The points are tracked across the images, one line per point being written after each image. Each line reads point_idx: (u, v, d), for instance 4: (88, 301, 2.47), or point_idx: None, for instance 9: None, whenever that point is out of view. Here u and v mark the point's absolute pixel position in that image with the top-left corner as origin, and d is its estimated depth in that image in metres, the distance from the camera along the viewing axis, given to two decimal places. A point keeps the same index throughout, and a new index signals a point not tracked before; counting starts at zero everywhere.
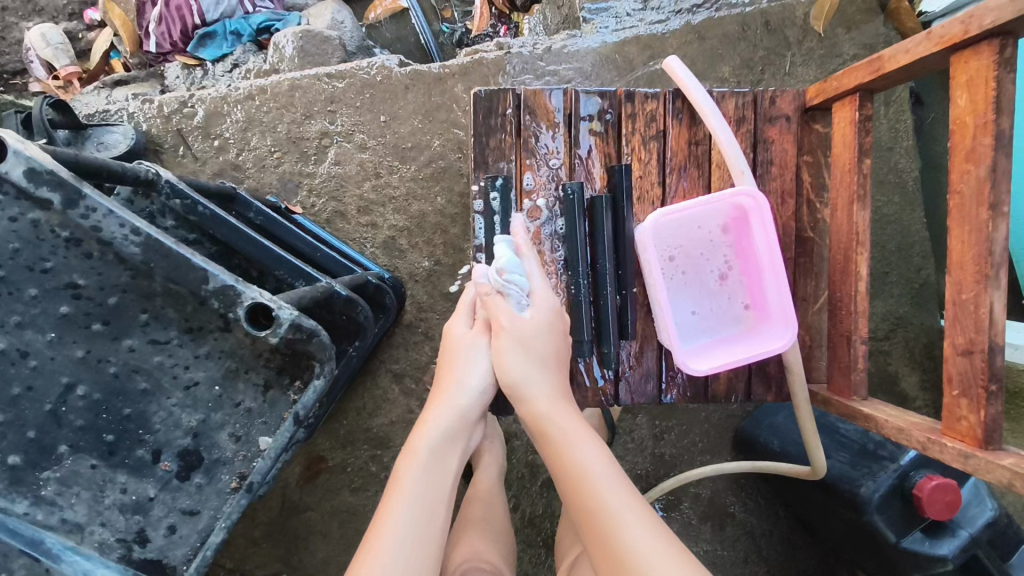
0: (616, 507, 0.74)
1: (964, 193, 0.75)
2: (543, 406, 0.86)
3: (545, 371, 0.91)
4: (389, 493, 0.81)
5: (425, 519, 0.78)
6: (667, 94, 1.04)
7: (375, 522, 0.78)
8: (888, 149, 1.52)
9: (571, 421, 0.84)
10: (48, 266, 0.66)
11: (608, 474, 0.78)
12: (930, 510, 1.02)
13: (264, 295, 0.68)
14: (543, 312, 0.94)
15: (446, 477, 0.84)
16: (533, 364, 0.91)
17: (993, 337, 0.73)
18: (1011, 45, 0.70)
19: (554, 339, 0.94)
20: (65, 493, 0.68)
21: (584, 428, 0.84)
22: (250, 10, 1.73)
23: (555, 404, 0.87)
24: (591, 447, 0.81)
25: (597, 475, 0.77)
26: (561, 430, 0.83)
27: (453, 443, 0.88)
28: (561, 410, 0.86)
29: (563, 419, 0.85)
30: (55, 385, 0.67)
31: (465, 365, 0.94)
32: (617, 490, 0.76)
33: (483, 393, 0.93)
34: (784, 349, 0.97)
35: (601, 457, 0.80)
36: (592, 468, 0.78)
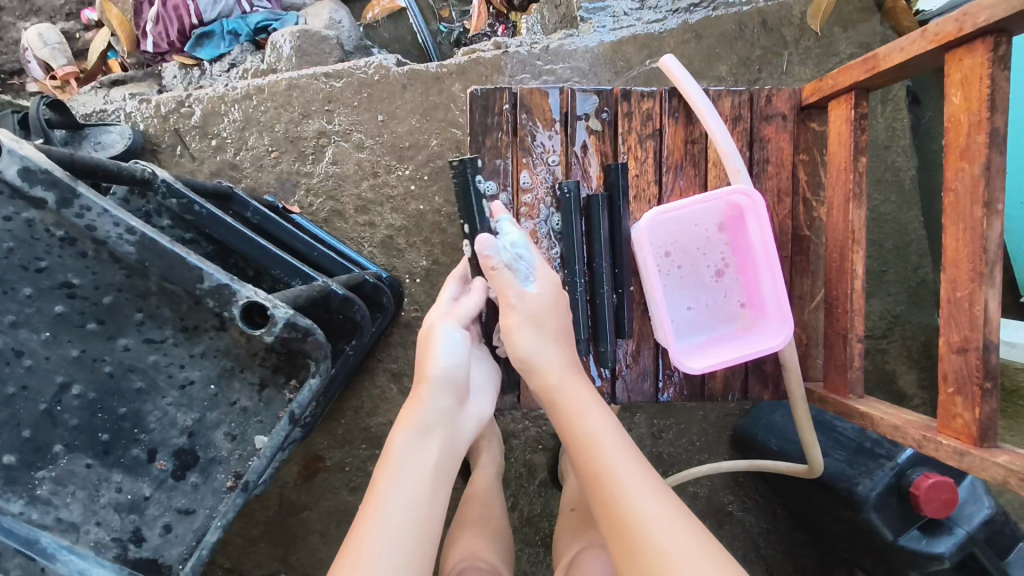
0: (625, 473, 0.78)
1: (958, 190, 0.75)
2: (554, 376, 0.89)
3: (554, 345, 0.92)
4: (377, 482, 0.82)
5: (409, 509, 0.79)
6: (664, 92, 1.04)
7: (367, 506, 0.80)
8: (886, 148, 1.52)
9: (580, 392, 0.88)
10: (43, 265, 0.66)
11: (617, 443, 0.82)
12: (927, 508, 1.02)
13: (259, 294, 0.68)
14: (550, 287, 0.95)
15: (422, 471, 0.83)
16: (543, 339, 0.92)
17: (988, 334, 0.74)
18: (1005, 42, 0.70)
19: (562, 312, 0.95)
20: (60, 493, 0.68)
21: (593, 398, 0.88)
22: (247, 10, 1.73)
23: (564, 374, 0.90)
24: (600, 417, 0.85)
25: (606, 444, 0.81)
26: (571, 400, 0.87)
27: (429, 437, 0.87)
28: (570, 380, 0.90)
29: (572, 389, 0.88)
30: (50, 384, 0.68)
31: (430, 359, 0.90)
32: (625, 459, 0.80)
33: (454, 383, 0.90)
34: (780, 346, 0.98)
35: (609, 427, 0.84)
36: (601, 437, 0.82)
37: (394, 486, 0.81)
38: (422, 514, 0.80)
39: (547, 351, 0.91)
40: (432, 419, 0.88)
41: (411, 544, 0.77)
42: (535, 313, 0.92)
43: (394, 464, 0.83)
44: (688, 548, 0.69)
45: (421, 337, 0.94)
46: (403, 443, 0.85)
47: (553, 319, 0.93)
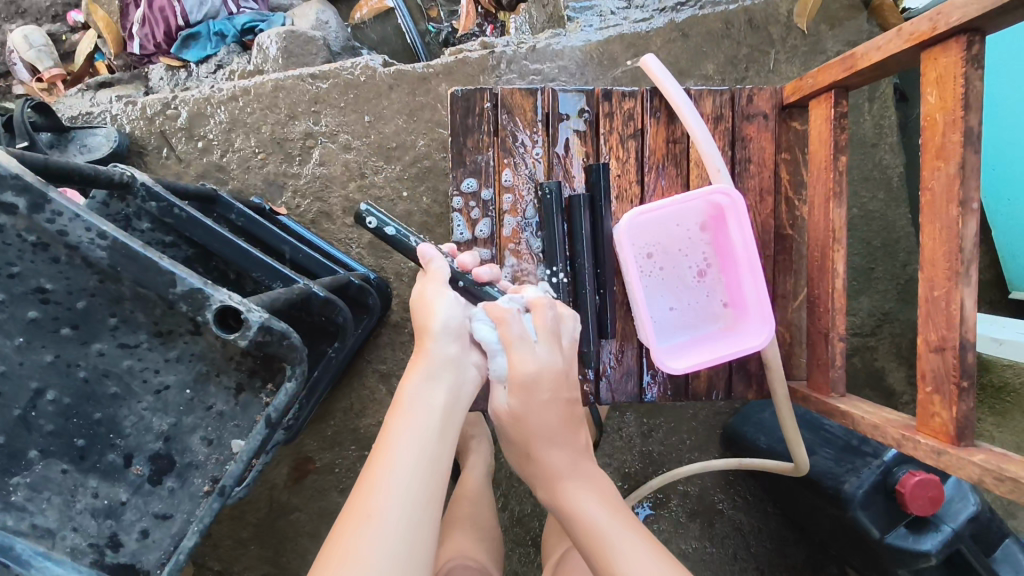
0: (631, 561, 0.73)
1: (935, 189, 0.75)
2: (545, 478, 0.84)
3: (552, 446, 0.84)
4: (387, 424, 0.75)
5: (423, 450, 0.72)
6: (644, 92, 1.04)
7: (377, 449, 0.72)
8: (873, 146, 1.52)
9: (581, 480, 0.83)
10: (15, 270, 0.65)
11: (620, 534, 0.76)
12: (913, 506, 1.02)
13: (233, 298, 0.67)
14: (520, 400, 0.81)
15: (436, 412, 0.76)
16: (529, 444, 0.84)
17: (964, 334, 0.74)
18: (979, 41, 0.70)
19: (545, 408, 0.82)
20: (36, 498, 0.68)
21: (594, 495, 0.82)
22: (234, 10, 1.72)
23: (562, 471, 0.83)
24: (604, 505, 0.80)
25: (609, 530, 0.77)
26: (571, 489, 0.82)
27: (441, 385, 0.79)
28: (568, 473, 0.84)
29: (575, 479, 0.83)
30: (24, 390, 0.67)
31: (430, 314, 0.83)
32: (633, 545, 0.75)
33: (458, 329, 0.83)
34: (761, 346, 0.97)
35: (612, 514, 0.79)
36: (605, 521, 0.78)
37: (406, 427, 0.74)
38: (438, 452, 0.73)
39: (537, 456, 0.84)
40: (442, 365, 0.81)
41: (427, 496, 0.69)
42: (511, 419, 0.83)
43: (404, 414, 0.76)
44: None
45: (414, 301, 0.88)
46: (413, 387, 0.78)
47: (534, 422, 0.83)
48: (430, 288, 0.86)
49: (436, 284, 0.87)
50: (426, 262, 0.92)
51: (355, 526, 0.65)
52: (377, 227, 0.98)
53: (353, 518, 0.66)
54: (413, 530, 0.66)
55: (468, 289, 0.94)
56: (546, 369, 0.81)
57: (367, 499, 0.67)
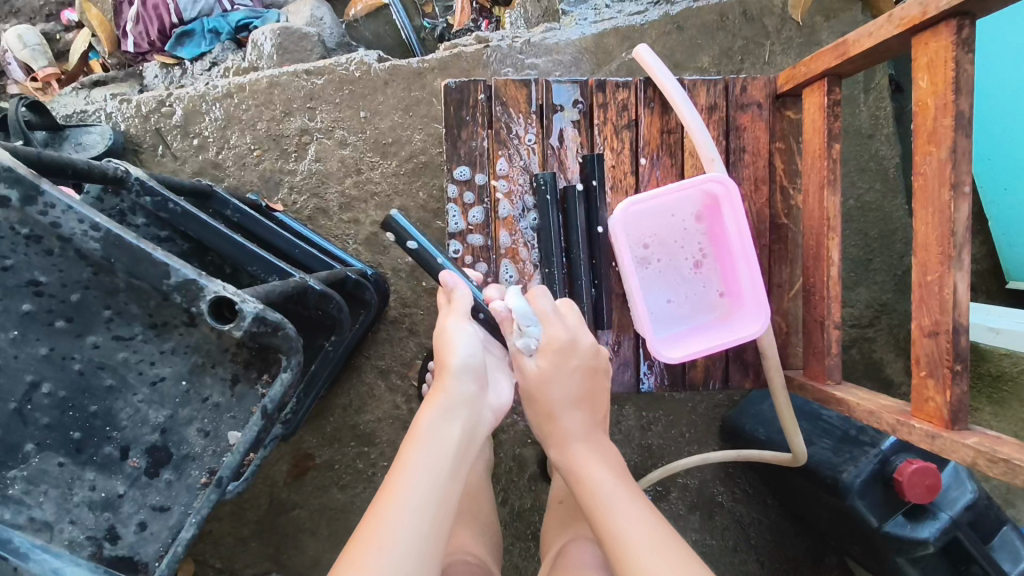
0: (634, 532, 0.74)
1: (927, 174, 0.75)
2: (562, 448, 0.89)
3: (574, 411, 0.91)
4: (401, 456, 0.76)
5: (435, 486, 0.73)
6: (638, 83, 1.04)
7: (393, 470, 0.75)
8: (869, 137, 1.52)
9: (589, 454, 0.87)
10: (8, 263, 0.66)
11: (623, 502, 0.79)
12: (911, 494, 1.02)
13: (227, 288, 0.68)
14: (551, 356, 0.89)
15: (450, 451, 0.77)
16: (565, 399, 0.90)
17: (958, 318, 0.74)
18: (970, 25, 0.70)
19: (583, 376, 0.91)
20: (33, 492, 0.69)
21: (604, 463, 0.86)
22: (228, 8, 1.70)
23: (581, 445, 0.88)
24: (610, 481, 0.83)
25: (615, 506, 0.78)
26: (582, 463, 0.86)
27: (457, 422, 0.80)
28: (585, 449, 0.88)
29: (584, 454, 0.88)
30: (20, 383, 0.68)
31: (449, 348, 0.84)
32: (637, 520, 0.76)
33: (478, 368, 0.84)
34: (758, 334, 0.98)
35: (616, 485, 0.82)
36: (613, 499, 0.80)
37: (421, 463, 0.74)
38: (444, 489, 0.74)
39: (559, 422, 0.90)
40: (459, 402, 0.82)
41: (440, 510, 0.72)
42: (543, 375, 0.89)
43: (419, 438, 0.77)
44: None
45: (438, 330, 0.88)
46: (430, 421, 0.79)
47: (562, 387, 0.90)
48: (454, 319, 0.87)
49: (459, 317, 0.88)
50: (450, 290, 0.92)
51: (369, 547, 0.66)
52: (399, 240, 0.99)
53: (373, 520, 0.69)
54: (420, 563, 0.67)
55: (490, 321, 0.97)
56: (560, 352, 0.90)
57: (377, 527, 0.68)
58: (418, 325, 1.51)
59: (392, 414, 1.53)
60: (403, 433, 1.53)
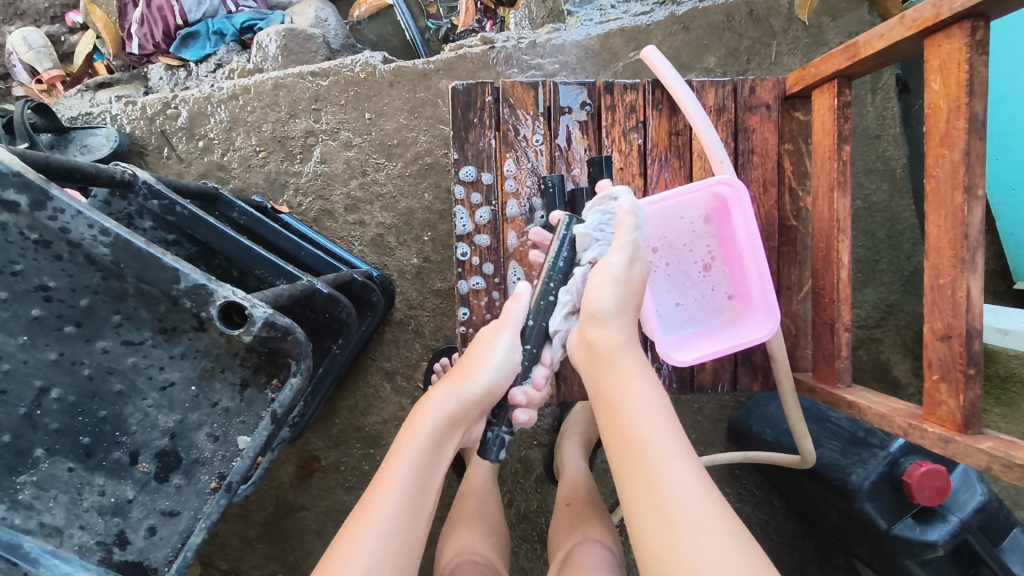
0: (662, 453, 0.66)
1: (939, 176, 0.75)
2: (602, 340, 0.78)
3: (626, 315, 0.80)
4: (397, 444, 0.78)
5: (421, 477, 0.75)
6: (646, 84, 1.04)
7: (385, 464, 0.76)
8: (876, 137, 1.51)
9: (634, 361, 0.76)
10: (18, 268, 0.65)
11: (662, 423, 0.69)
12: (920, 497, 1.01)
13: (237, 294, 0.67)
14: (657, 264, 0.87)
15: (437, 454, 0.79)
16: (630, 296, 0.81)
17: (971, 322, 0.73)
18: (983, 27, 0.70)
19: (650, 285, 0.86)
20: (42, 497, 0.68)
21: (646, 370, 0.75)
22: (233, 9, 1.71)
23: (628, 351, 0.77)
24: (648, 385, 0.73)
25: (647, 415, 0.70)
26: (618, 361, 0.76)
27: (454, 424, 0.81)
28: (626, 356, 0.77)
29: (627, 358, 0.77)
30: (29, 388, 0.67)
31: (484, 361, 0.82)
32: (672, 442, 0.67)
33: (491, 395, 0.83)
34: (766, 338, 0.97)
35: (657, 402, 0.72)
36: (650, 413, 0.70)
37: (411, 453, 0.76)
38: (430, 490, 0.76)
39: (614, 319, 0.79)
40: (461, 413, 0.81)
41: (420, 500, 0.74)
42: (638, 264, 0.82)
43: (411, 429, 0.79)
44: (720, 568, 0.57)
45: (481, 335, 0.87)
46: (430, 425, 0.79)
47: (633, 294, 0.81)
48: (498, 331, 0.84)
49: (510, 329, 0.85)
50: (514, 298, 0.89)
51: (357, 537, 0.68)
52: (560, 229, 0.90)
53: (361, 513, 0.71)
54: (405, 546, 0.70)
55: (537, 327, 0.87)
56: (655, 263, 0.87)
57: (361, 523, 0.70)
58: (424, 327, 1.51)
59: (398, 415, 1.52)
60: None
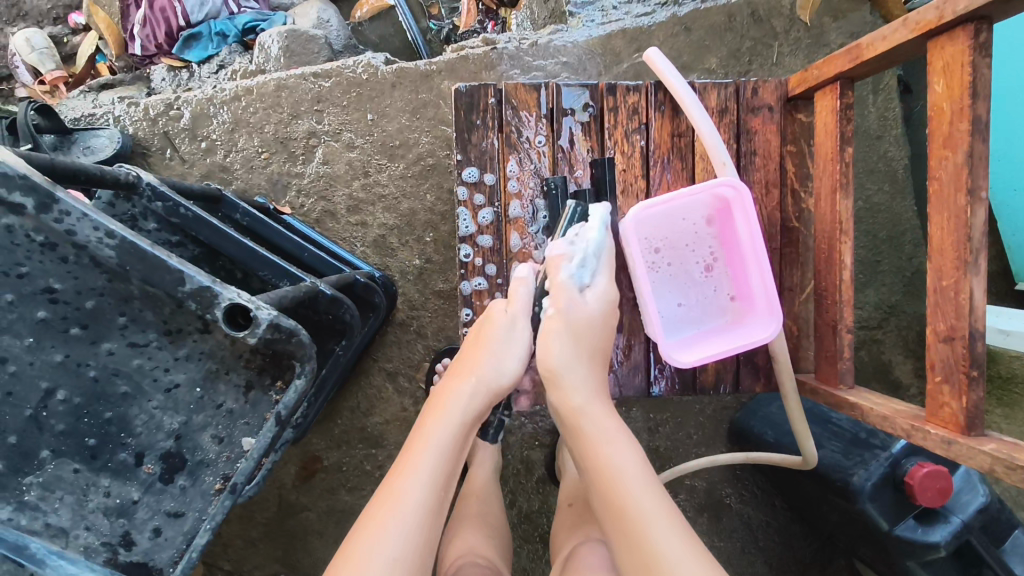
0: (648, 513, 0.70)
1: (942, 178, 0.75)
2: (571, 400, 0.82)
3: (586, 367, 0.86)
4: (415, 441, 0.79)
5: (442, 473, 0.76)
6: (649, 86, 1.04)
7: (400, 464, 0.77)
8: (877, 138, 1.51)
9: (604, 419, 0.80)
10: (24, 271, 0.66)
11: (640, 481, 0.73)
12: (922, 498, 1.02)
13: (242, 295, 0.68)
14: (602, 303, 0.91)
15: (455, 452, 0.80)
16: (584, 349, 0.87)
17: (973, 324, 0.74)
18: (986, 29, 0.70)
19: (607, 330, 0.91)
20: (48, 498, 0.68)
21: (619, 428, 0.80)
22: (235, 11, 1.71)
23: (594, 409, 0.81)
24: (624, 448, 0.77)
25: (627, 478, 0.73)
26: (592, 428, 0.79)
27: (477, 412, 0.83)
28: (598, 416, 0.81)
29: (597, 416, 0.81)
30: (35, 390, 0.68)
31: (503, 351, 0.86)
32: (654, 502, 0.71)
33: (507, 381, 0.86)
34: (768, 340, 0.97)
35: (632, 461, 0.76)
36: (626, 471, 0.74)
37: (431, 448, 0.77)
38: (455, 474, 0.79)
39: (577, 375, 0.84)
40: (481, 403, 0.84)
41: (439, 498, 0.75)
42: (581, 305, 0.89)
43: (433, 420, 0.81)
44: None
45: (491, 320, 0.89)
46: (450, 419, 0.80)
47: (583, 341, 0.87)
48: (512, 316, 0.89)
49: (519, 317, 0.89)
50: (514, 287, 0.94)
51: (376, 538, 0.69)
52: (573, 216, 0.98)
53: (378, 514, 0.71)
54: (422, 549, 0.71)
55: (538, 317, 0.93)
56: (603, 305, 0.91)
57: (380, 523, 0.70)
58: (425, 327, 1.52)
59: (400, 416, 1.53)
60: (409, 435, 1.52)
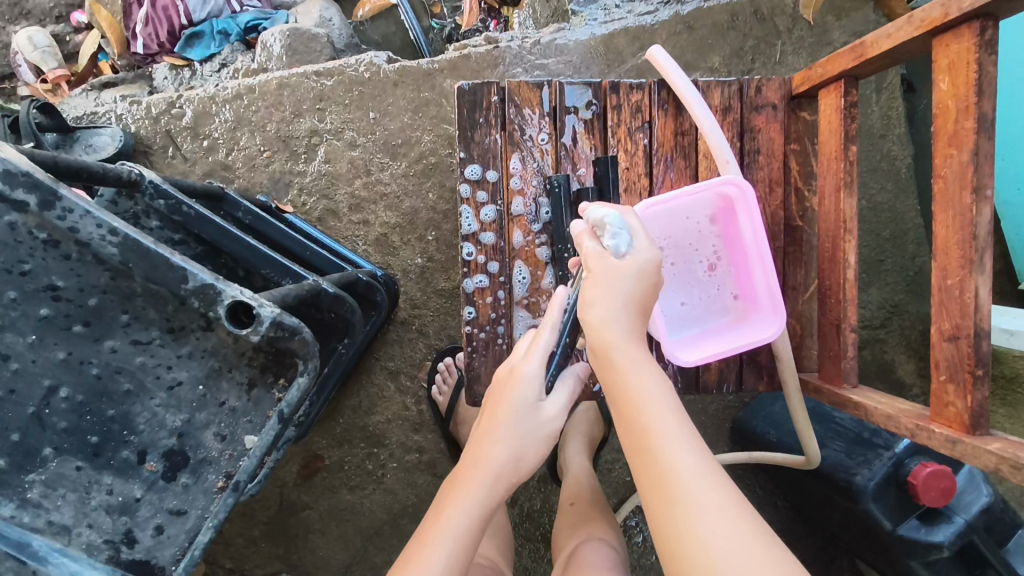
0: (671, 443, 0.65)
1: (947, 177, 0.75)
2: (600, 337, 0.74)
3: (625, 312, 0.75)
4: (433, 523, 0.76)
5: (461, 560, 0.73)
6: (652, 85, 1.04)
7: (418, 543, 0.75)
8: (880, 137, 1.51)
9: (636, 350, 0.74)
10: (27, 268, 0.65)
11: (667, 416, 0.68)
12: (926, 497, 1.01)
13: (245, 293, 0.68)
14: (637, 262, 0.76)
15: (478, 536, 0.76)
16: (614, 305, 0.75)
17: (979, 322, 0.73)
18: (992, 27, 0.69)
19: (645, 291, 0.76)
20: (50, 496, 0.68)
21: (648, 359, 0.73)
22: (237, 9, 1.71)
23: (626, 346, 0.73)
24: (653, 375, 0.71)
25: (653, 407, 0.68)
26: (620, 356, 0.73)
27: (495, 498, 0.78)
28: (630, 350, 0.73)
29: (628, 347, 0.74)
30: (38, 388, 0.67)
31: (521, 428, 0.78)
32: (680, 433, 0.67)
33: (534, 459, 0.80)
34: (772, 338, 0.97)
35: (661, 395, 0.70)
36: (652, 404, 0.69)
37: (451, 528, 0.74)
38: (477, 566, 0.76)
39: (610, 317, 0.74)
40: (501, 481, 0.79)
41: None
42: (608, 274, 0.75)
43: (456, 493, 0.78)
44: (738, 549, 0.58)
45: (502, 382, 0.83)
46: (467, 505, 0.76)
47: (618, 294, 0.75)
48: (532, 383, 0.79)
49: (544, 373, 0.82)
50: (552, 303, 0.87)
51: None
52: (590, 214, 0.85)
53: None
54: None
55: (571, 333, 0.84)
56: (642, 264, 0.76)
57: None
58: (427, 326, 1.52)
59: (402, 415, 1.53)
60: (411, 434, 1.52)
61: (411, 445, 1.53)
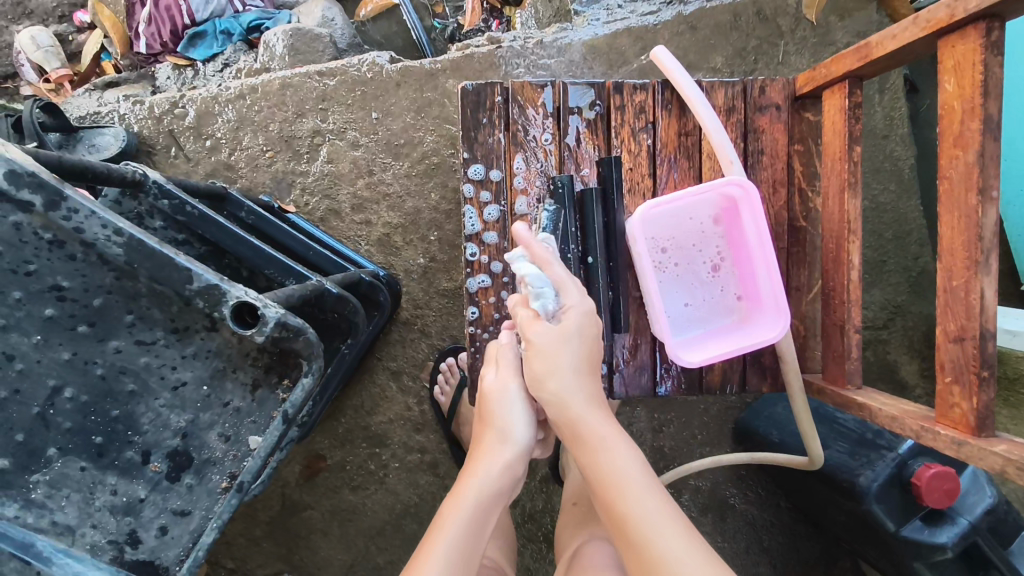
0: (644, 514, 0.74)
1: (953, 178, 0.75)
2: (567, 418, 0.83)
3: (579, 379, 0.85)
4: (442, 514, 0.84)
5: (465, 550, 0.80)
6: (656, 85, 1.03)
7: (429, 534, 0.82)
8: (883, 138, 1.51)
9: (602, 424, 0.82)
10: (31, 268, 0.65)
11: (641, 488, 0.76)
12: (929, 498, 1.01)
13: (249, 294, 0.67)
14: (571, 318, 0.86)
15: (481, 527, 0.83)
16: (567, 371, 0.84)
17: (985, 324, 0.73)
18: (998, 28, 0.69)
19: (586, 342, 0.86)
20: (55, 496, 0.68)
21: (616, 433, 0.82)
22: (240, 9, 1.71)
23: (591, 419, 0.82)
24: (621, 450, 0.80)
25: (626, 485, 0.77)
26: (590, 430, 0.82)
27: (493, 499, 0.85)
28: (597, 428, 0.82)
29: (595, 422, 0.82)
30: (42, 388, 0.67)
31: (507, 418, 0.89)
32: (654, 506, 0.75)
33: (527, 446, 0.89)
34: (776, 339, 0.97)
35: (631, 471, 0.78)
36: (624, 479, 0.77)
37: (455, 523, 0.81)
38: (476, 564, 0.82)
39: (570, 388, 0.84)
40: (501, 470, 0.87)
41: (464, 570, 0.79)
42: (547, 345, 0.84)
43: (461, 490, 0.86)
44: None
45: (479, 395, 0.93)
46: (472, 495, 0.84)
47: (564, 358, 0.84)
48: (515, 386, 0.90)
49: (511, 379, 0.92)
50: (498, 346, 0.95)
51: None
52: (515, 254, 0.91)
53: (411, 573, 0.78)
54: None
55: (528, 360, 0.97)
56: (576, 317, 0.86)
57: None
58: (430, 327, 1.52)
59: (404, 415, 1.53)
60: (414, 434, 1.52)
61: (414, 445, 1.53)
